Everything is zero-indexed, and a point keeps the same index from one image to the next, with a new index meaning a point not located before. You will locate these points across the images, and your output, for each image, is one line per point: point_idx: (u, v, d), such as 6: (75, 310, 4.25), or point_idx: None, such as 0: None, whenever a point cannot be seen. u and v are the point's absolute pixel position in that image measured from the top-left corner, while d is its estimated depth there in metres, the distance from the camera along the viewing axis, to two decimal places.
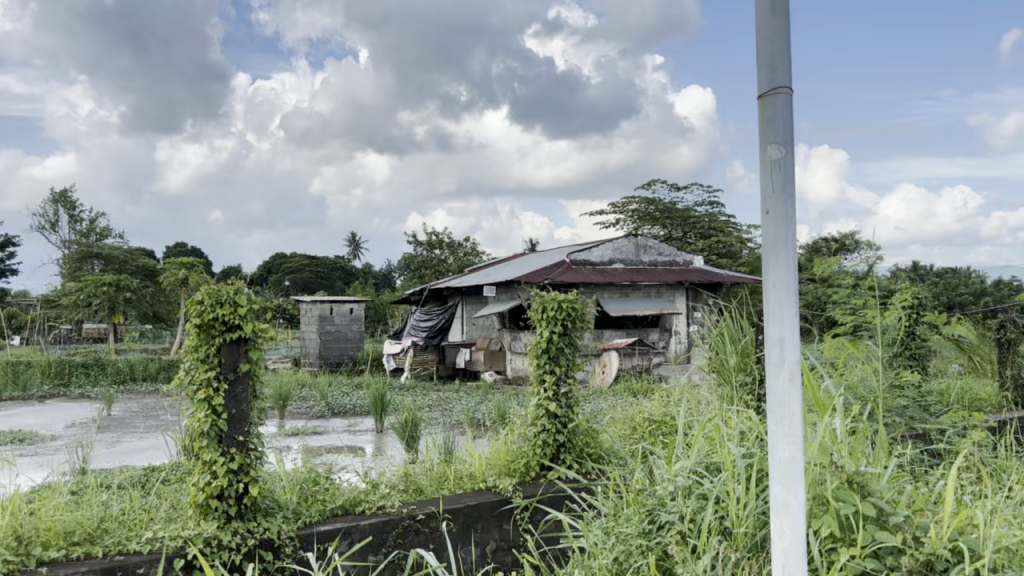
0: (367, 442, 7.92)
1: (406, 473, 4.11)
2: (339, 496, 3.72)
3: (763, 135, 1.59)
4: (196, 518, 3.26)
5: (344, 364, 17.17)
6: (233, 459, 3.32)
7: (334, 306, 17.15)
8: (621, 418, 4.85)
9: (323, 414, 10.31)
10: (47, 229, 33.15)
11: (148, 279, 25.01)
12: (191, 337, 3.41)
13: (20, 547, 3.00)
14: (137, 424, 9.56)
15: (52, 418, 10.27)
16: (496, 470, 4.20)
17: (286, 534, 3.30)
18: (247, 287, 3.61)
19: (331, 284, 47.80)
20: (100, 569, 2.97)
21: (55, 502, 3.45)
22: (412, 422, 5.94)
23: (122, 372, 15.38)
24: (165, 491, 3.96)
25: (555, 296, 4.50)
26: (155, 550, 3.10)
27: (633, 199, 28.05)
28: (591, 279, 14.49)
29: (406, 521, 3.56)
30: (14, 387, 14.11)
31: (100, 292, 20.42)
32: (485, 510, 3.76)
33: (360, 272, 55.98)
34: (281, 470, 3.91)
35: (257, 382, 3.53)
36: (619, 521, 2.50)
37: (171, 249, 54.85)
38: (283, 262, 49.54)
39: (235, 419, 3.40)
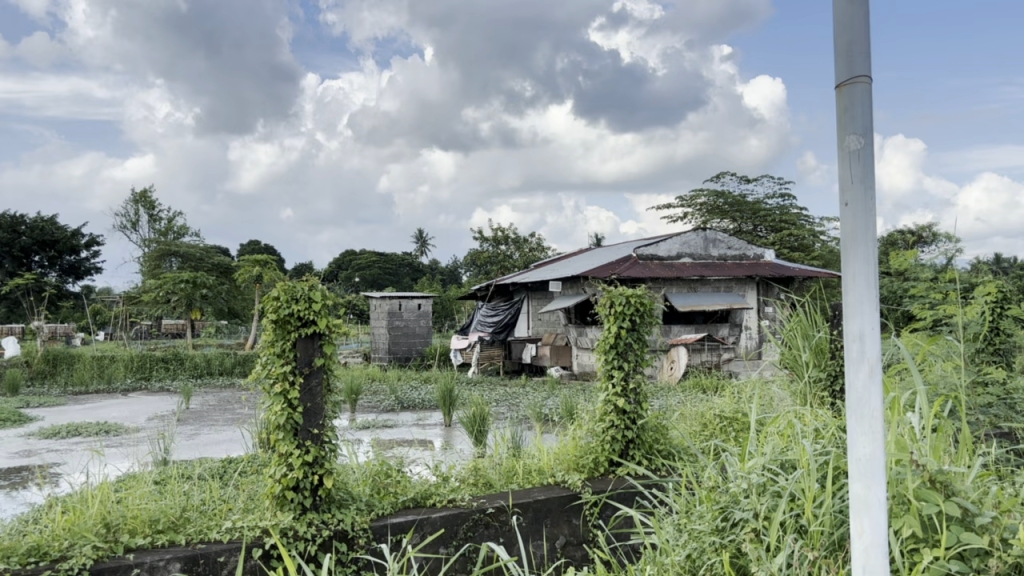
0: (435, 436, 8.01)
1: (476, 467, 4.15)
2: (411, 489, 3.76)
3: (841, 126, 1.55)
4: (273, 509, 3.34)
5: (413, 359, 17.37)
6: (308, 451, 3.39)
7: (402, 301, 17.36)
8: (691, 415, 4.79)
9: (393, 408, 10.46)
10: (128, 228, 34.32)
11: (223, 276, 25.66)
12: (268, 332, 3.49)
13: (109, 535, 3.13)
14: (215, 416, 9.85)
15: (135, 410, 10.66)
16: (564, 466, 4.19)
17: (360, 525, 3.36)
18: (321, 284, 3.68)
19: (398, 279, 48.46)
20: (184, 557, 3.06)
21: (140, 491, 3.58)
22: (480, 417, 5.99)
23: (200, 366, 15.87)
24: (242, 483, 4.08)
25: (623, 291, 4.46)
26: (234, 540, 3.18)
27: (701, 192, 27.72)
28: (658, 275, 14.33)
29: (476, 514, 3.59)
30: (99, 380, 14.68)
31: (179, 288, 21.09)
32: (555, 505, 3.76)
33: (429, 268, 56.64)
34: (355, 464, 3.98)
35: (331, 376, 3.60)
36: (691, 519, 2.47)
37: (245, 247, 56.37)
38: (353, 259, 50.38)
39: (310, 412, 3.47)
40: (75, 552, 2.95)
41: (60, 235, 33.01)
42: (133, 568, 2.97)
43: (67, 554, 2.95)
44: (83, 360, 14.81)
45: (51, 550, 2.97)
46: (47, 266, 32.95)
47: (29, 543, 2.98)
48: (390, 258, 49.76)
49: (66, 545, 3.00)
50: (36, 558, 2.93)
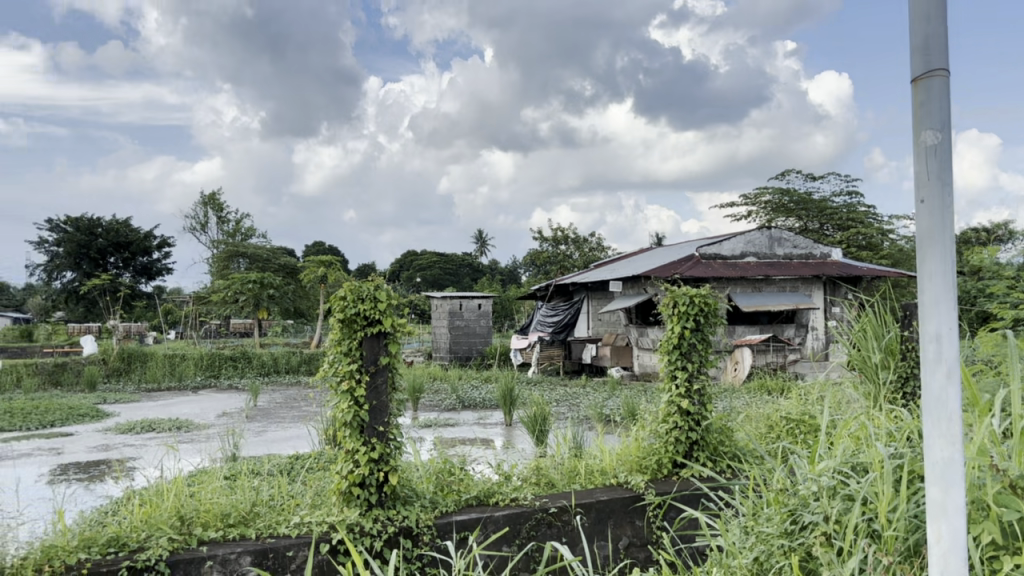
0: (496, 435, 8.04)
1: (538, 467, 4.15)
2: (474, 487, 3.79)
3: (916, 120, 1.51)
4: (340, 505, 3.40)
5: (473, 358, 17.45)
6: (374, 448, 3.44)
7: (463, 301, 17.46)
8: (757, 416, 4.72)
9: (455, 407, 10.54)
10: (198, 229, 35.24)
11: (289, 276, 26.18)
12: (335, 331, 3.55)
13: (183, 527, 3.23)
14: (282, 414, 10.06)
15: (206, 407, 10.97)
16: (627, 467, 4.16)
17: (424, 522, 3.39)
18: (387, 284, 3.73)
19: (459, 280, 48.80)
20: (254, 550, 3.14)
21: (212, 486, 3.68)
22: (541, 417, 6.00)
23: (267, 365, 16.22)
24: (309, 479, 4.16)
25: (687, 291, 4.42)
26: (303, 535, 3.25)
27: (766, 190, 27.31)
28: (722, 274, 14.12)
29: (539, 514, 3.60)
30: (171, 377, 15.12)
31: (246, 288, 21.61)
32: (618, 506, 3.75)
33: (489, 269, 56.99)
34: (418, 461, 4.03)
35: (396, 375, 3.65)
36: (759, 521, 2.43)
37: (310, 248, 57.55)
38: (414, 259, 50.96)
39: (376, 409, 3.52)
40: (151, 544, 3.05)
41: (134, 237, 34.07)
42: (206, 559, 3.05)
43: (144, 545, 3.06)
44: (156, 358, 15.26)
45: (130, 541, 3.08)
46: (122, 267, 34.04)
47: (109, 534, 3.10)
48: (450, 258, 50.21)
49: (143, 536, 3.11)
50: (115, 548, 3.04)
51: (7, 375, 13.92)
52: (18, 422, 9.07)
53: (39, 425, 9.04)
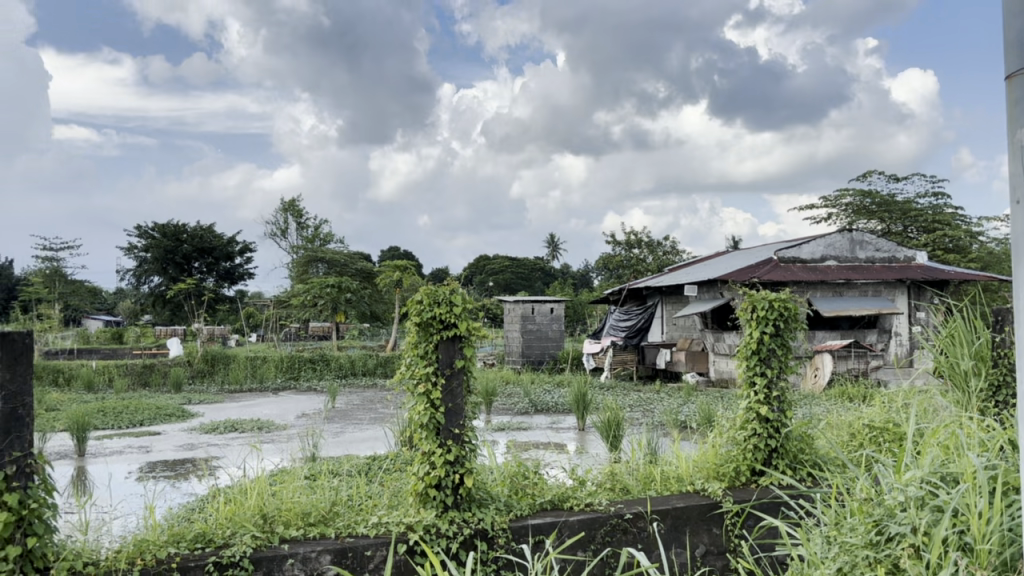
0: (569, 440, 8.03)
1: (612, 472, 4.13)
2: (548, 490, 3.79)
3: (1011, 118, 1.46)
4: (417, 506, 3.45)
5: (546, 363, 17.45)
6: (449, 450, 3.48)
7: (535, 305, 17.46)
8: (838, 423, 4.60)
9: (527, 411, 10.57)
10: (278, 235, 36.22)
11: (365, 281, 26.62)
12: (412, 334, 3.61)
13: (266, 525, 3.32)
14: (359, 415, 10.25)
15: (286, 408, 11.25)
16: (704, 474, 4.11)
17: (499, 525, 3.41)
18: (462, 287, 3.76)
19: (531, 284, 48.93)
20: (334, 549, 3.20)
21: (293, 485, 3.77)
22: (615, 422, 5.96)
23: (344, 367, 16.53)
24: (387, 480, 4.23)
25: (766, 295, 4.33)
26: (381, 535, 3.30)
27: (847, 192, 26.61)
28: (801, 278, 13.79)
29: (614, 519, 3.58)
30: (252, 379, 15.55)
31: (324, 293, 22.11)
32: (694, 513, 3.71)
33: (560, 273, 57.03)
34: (493, 464, 4.05)
35: (471, 377, 3.67)
36: (842, 531, 2.37)
37: (386, 253, 58.52)
38: (487, 264, 51.32)
39: (451, 412, 3.54)
40: (236, 540, 3.15)
41: (218, 243, 35.15)
42: (288, 557, 3.13)
43: (229, 541, 3.16)
44: (238, 359, 15.74)
45: (215, 538, 3.18)
46: (207, 272, 35.19)
47: (196, 530, 3.21)
48: (523, 262, 50.41)
49: (228, 533, 3.21)
50: (202, 543, 3.15)
51: (100, 375, 14.54)
52: (111, 421, 9.46)
53: (128, 424, 9.41)
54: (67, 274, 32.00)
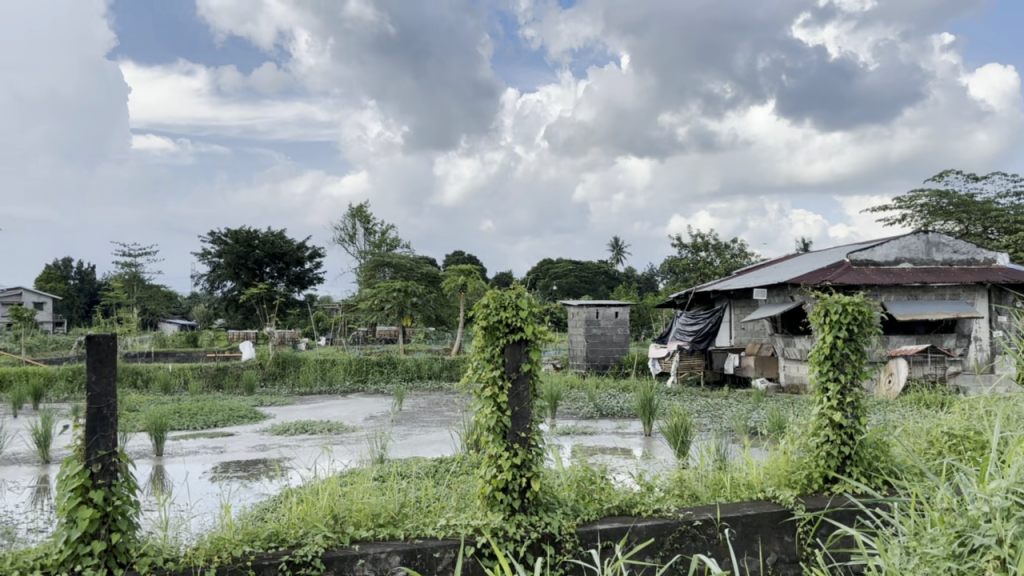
0: (636, 445, 7.98)
1: (681, 478, 4.08)
2: (615, 496, 3.77)
3: None
4: (484, 509, 3.47)
5: (611, 367, 17.33)
6: (516, 453, 3.48)
7: (600, 309, 17.38)
8: (915, 431, 4.48)
9: (593, 415, 10.54)
10: (346, 240, 36.86)
11: (431, 285, 26.87)
12: (478, 338, 3.64)
13: (337, 526, 3.38)
14: (425, 418, 10.36)
15: (355, 411, 11.43)
16: (775, 481, 4.04)
17: (566, 529, 3.41)
18: (527, 291, 3.77)
19: (595, 288, 48.73)
20: (403, 550, 3.24)
21: (363, 486, 3.83)
22: (682, 428, 5.88)
23: (411, 370, 16.71)
24: (454, 482, 4.25)
25: (840, 299, 4.23)
26: (450, 537, 3.33)
27: (923, 193, 25.84)
28: (875, 282, 13.43)
29: (683, 526, 3.54)
30: (322, 382, 15.84)
31: (391, 297, 22.41)
32: (766, 520, 3.65)
33: (625, 276, 56.73)
34: (560, 468, 4.05)
35: (537, 381, 3.67)
36: (922, 541, 2.29)
37: (450, 258, 59.06)
38: (551, 268, 51.33)
39: (518, 416, 3.55)
40: (309, 540, 3.21)
41: (288, 248, 35.88)
42: (358, 557, 3.17)
43: (302, 541, 3.22)
44: (309, 363, 16.05)
45: (288, 538, 3.25)
46: (278, 277, 35.98)
47: (270, 530, 3.28)
48: (587, 266, 50.28)
49: (301, 533, 3.27)
50: (275, 542, 3.22)
51: (176, 377, 14.99)
52: (187, 422, 9.74)
53: (204, 425, 9.69)
54: (145, 280, 33.09)
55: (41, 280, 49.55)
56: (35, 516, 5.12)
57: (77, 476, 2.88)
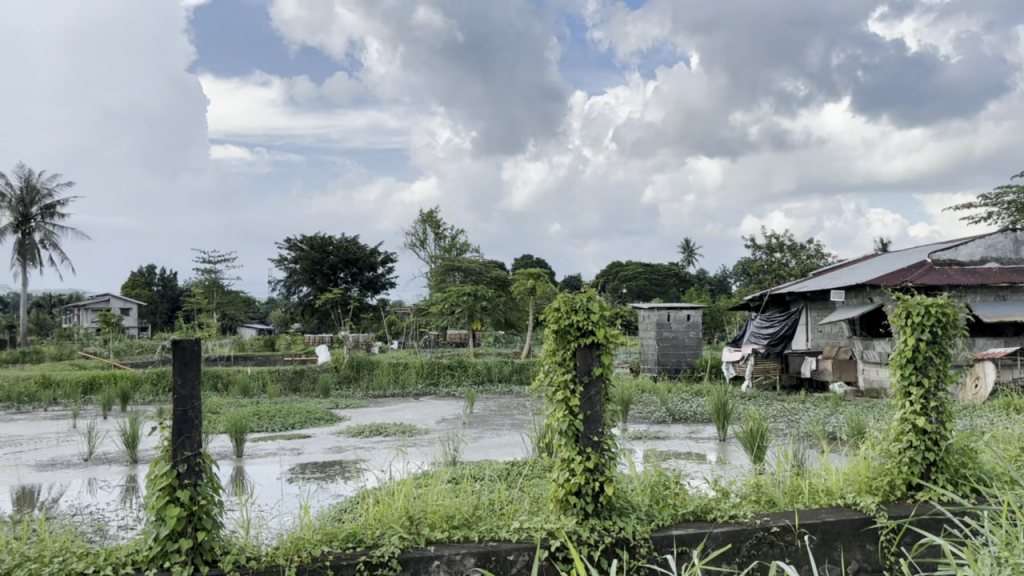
0: (710, 450, 7.86)
1: (758, 483, 4.00)
2: (690, 502, 3.73)
3: None
4: (557, 512, 3.48)
5: (683, 371, 17.12)
6: (589, 457, 3.47)
7: (671, 312, 17.18)
8: (1005, 437, 4.32)
9: (665, 420, 10.46)
10: (417, 245, 37.34)
11: (500, 288, 26.98)
12: (550, 342, 3.65)
13: (413, 527, 3.43)
14: (496, 421, 10.41)
15: (427, 413, 11.56)
16: (855, 488, 3.92)
17: (641, 534, 3.38)
18: (598, 294, 3.75)
19: (665, 290, 48.21)
20: (478, 552, 3.27)
21: (437, 488, 3.87)
22: (758, 432, 5.78)
23: (482, 373, 16.81)
24: (527, 485, 4.26)
25: (922, 300, 4.10)
26: (523, 540, 3.34)
27: (1010, 189, 24.81)
28: (959, 282, 12.96)
29: (760, 532, 3.48)
30: (395, 385, 16.06)
31: (461, 301, 22.59)
32: (847, 527, 3.57)
33: (697, 279, 55.97)
34: (633, 473, 4.02)
35: (609, 384, 3.64)
36: (1017, 552, 2.21)
37: (519, 262, 59.26)
38: (620, 271, 51.04)
39: (590, 419, 3.53)
40: (386, 541, 3.26)
41: (361, 254, 36.47)
42: (434, 559, 3.21)
43: (379, 541, 3.28)
44: (382, 366, 16.30)
45: (365, 538, 3.30)
46: (351, 282, 36.62)
47: (348, 530, 3.35)
48: (656, 268, 49.80)
49: (378, 534, 3.33)
50: (353, 543, 3.28)
51: (255, 380, 15.41)
52: (266, 424, 9.99)
53: (282, 427, 9.94)
54: (224, 285, 34.08)
55: (127, 286, 51.53)
56: (125, 514, 5.31)
57: (165, 475, 3.00)
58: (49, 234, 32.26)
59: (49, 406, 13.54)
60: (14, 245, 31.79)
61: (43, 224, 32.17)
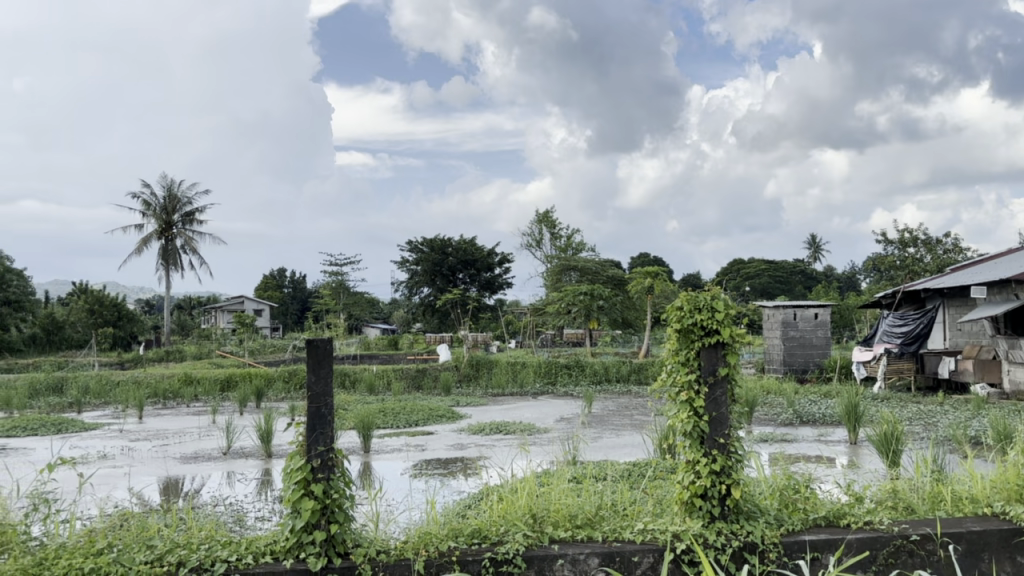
0: (842, 454, 7.54)
1: (894, 489, 3.82)
2: (822, 506, 3.60)
3: None
4: (682, 515, 3.42)
5: (811, 371, 16.53)
6: (714, 460, 3.40)
7: (798, 311, 16.60)
8: None
9: (791, 421, 10.15)
10: (534, 245, 37.57)
11: (618, 287, 26.80)
12: (673, 341, 3.60)
13: (537, 526, 3.44)
14: (615, 421, 10.34)
15: (545, 412, 11.62)
16: (1003, 496, 3.67)
17: (770, 539, 3.28)
18: (723, 292, 3.67)
19: (790, 288, 46.79)
20: (601, 553, 3.25)
21: (561, 487, 3.87)
22: (892, 437, 5.51)
23: (600, 373, 16.74)
24: (651, 487, 4.21)
25: None
26: (648, 542, 3.30)
27: None
28: None
29: (898, 540, 3.31)
30: (514, 384, 16.20)
31: (578, 300, 22.57)
32: (994, 538, 3.36)
33: (823, 275, 54.05)
34: (760, 475, 3.91)
35: (736, 385, 3.55)
36: None
37: (636, 261, 58.77)
38: (741, 267, 49.85)
39: (715, 421, 3.45)
40: (510, 538, 3.30)
41: (479, 254, 36.93)
42: (558, 557, 3.22)
43: (502, 539, 3.32)
44: (501, 365, 16.49)
45: (490, 535, 3.35)
46: (470, 282, 37.20)
47: (473, 527, 3.41)
48: (781, 265, 48.34)
49: (502, 531, 3.38)
50: (479, 539, 3.33)
51: (379, 378, 15.85)
52: (392, 421, 10.28)
53: (406, 424, 10.20)
54: (349, 287, 35.27)
55: (261, 288, 54.01)
56: (261, 505, 5.57)
57: (300, 469, 3.13)
58: (190, 239, 34.15)
59: (191, 402, 14.36)
60: (158, 250, 33.88)
61: (184, 229, 34.08)
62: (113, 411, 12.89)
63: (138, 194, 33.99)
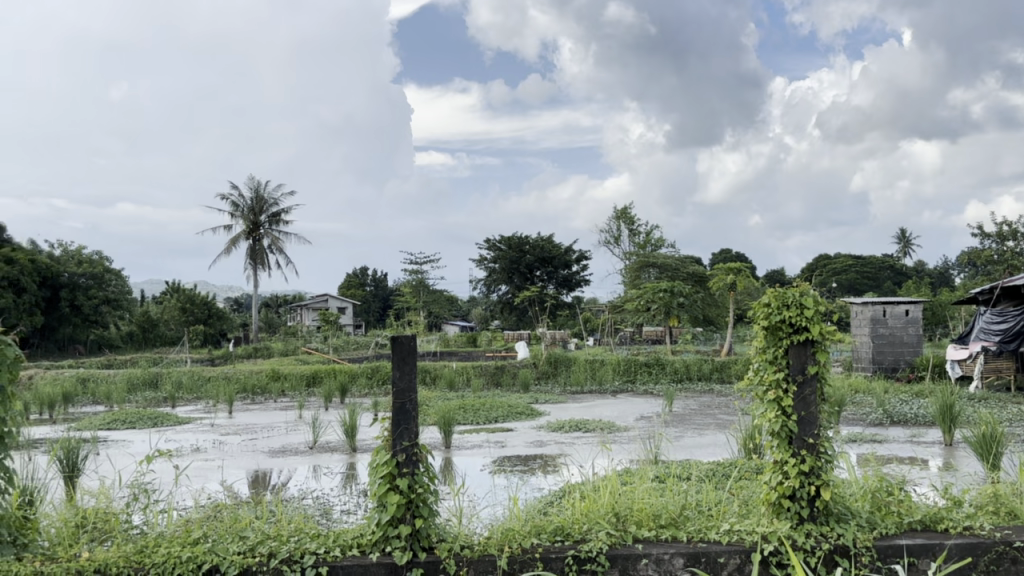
0: (936, 455, 7.26)
1: (995, 493, 3.65)
2: (918, 509, 3.46)
3: None
4: (770, 516, 3.35)
5: (902, 370, 15.98)
6: (804, 460, 3.31)
7: (888, 307, 16.03)
8: None
9: (881, 421, 9.83)
10: (612, 242, 37.31)
11: (698, 283, 26.41)
12: (760, 339, 3.51)
13: (620, 524, 3.41)
14: (698, 420, 10.19)
15: (625, 410, 11.54)
16: None
17: (862, 543, 3.17)
18: (812, 287, 3.57)
19: (879, 284, 45.26)
20: (686, 553, 3.21)
21: (645, 486, 3.83)
22: (992, 438, 5.25)
23: (680, 372, 16.54)
24: (737, 487, 4.12)
25: None
26: (735, 543, 3.24)
27: None
28: None
29: (1000, 546, 3.17)
30: (592, 380, 16.14)
31: (657, 297, 22.32)
32: None
33: (915, 271, 52.12)
34: (853, 476, 3.79)
35: (826, 384, 3.45)
36: None
37: (717, 257, 57.81)
38: (828, 263, 48.46)
39: (805, 421, 3.36)
40: (593, 536, 3.29)
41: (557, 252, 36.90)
42: (642, 556, 3.18)
43: (585, 537, 3.31)
44: (579, 362, 16.45)
45: (573, 532, 3.34)
46: (548, 280, 37.23)
47: (556, 524, 3.40)
48: (869, 260, 46.80)
49: (585, 528, 3.36)
50: (561, 537, 3.33)
51: (459, 375, 16.01)
52: (472, 417, 10.37)
53: (486, 420, 10.26)
54: (429, 285, 35.70)
55: (344, 286, 55.15)
56: (347, 499, 5.69)
57: (385, 464, 3.18)
58: (276, 239, 35.04)
59: (278, 398, 14.77)
60: (246, 249, 34.90)
61: (270, 229, 34.98)
62: (205, 406, 13.36)
63: (226, 195, 35.07)
